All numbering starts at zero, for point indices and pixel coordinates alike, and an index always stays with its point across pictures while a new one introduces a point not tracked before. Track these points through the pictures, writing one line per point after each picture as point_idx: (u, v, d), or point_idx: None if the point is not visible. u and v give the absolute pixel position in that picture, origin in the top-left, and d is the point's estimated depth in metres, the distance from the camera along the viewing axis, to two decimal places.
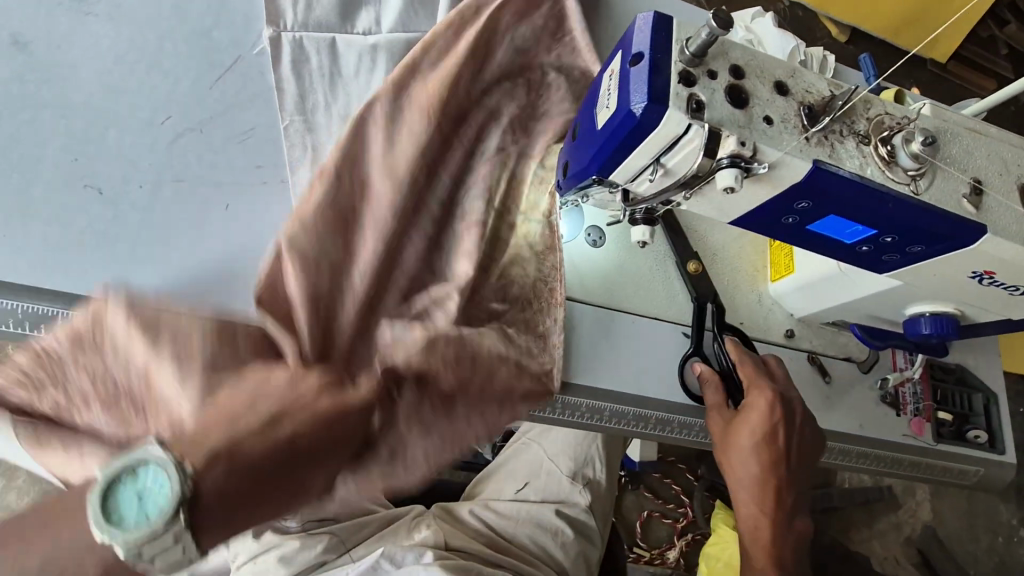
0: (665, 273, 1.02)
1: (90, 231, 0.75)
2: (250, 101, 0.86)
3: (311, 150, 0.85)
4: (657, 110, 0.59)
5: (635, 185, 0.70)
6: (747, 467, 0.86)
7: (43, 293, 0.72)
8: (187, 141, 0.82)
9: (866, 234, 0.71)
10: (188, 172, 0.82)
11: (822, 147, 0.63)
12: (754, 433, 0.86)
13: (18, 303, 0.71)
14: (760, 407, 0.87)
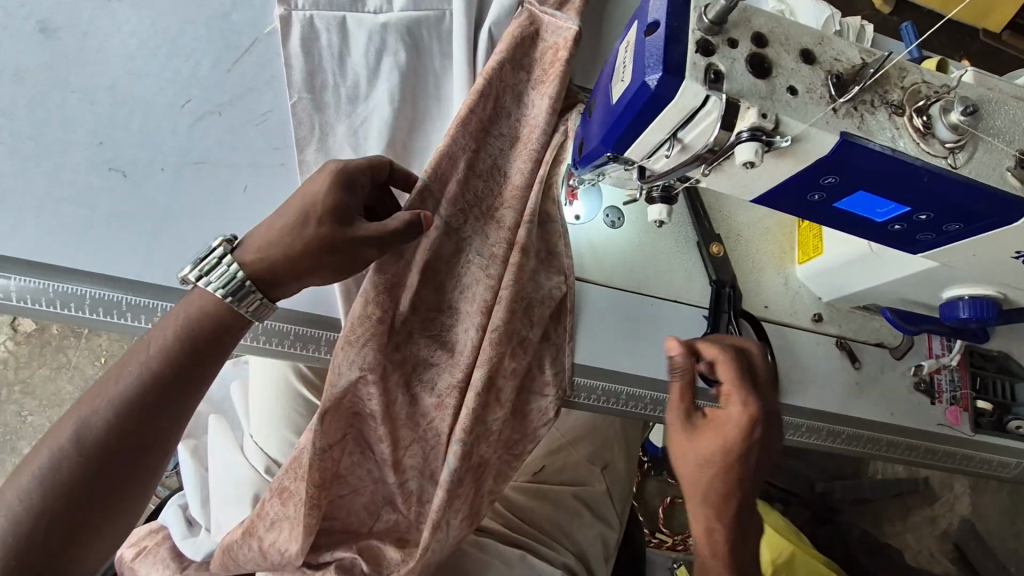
0: (686, 255, 1.00)
1: (115, 214, 0.78)
2: (269, 83, 0.87)
3: (320, 129, 0.86)
4: (672, 82, 0.56)
5: (652, 162, 0.68)
6: (707, 483, 0.66)
7: (69, 273, 0.75)
8: (207, 124, 0.83)
9: (898, 211, 0.67)
10: (208, 154, 0.83)
11: (851, 118, 0.60)
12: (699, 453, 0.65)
13: (46, 283, 0.74)
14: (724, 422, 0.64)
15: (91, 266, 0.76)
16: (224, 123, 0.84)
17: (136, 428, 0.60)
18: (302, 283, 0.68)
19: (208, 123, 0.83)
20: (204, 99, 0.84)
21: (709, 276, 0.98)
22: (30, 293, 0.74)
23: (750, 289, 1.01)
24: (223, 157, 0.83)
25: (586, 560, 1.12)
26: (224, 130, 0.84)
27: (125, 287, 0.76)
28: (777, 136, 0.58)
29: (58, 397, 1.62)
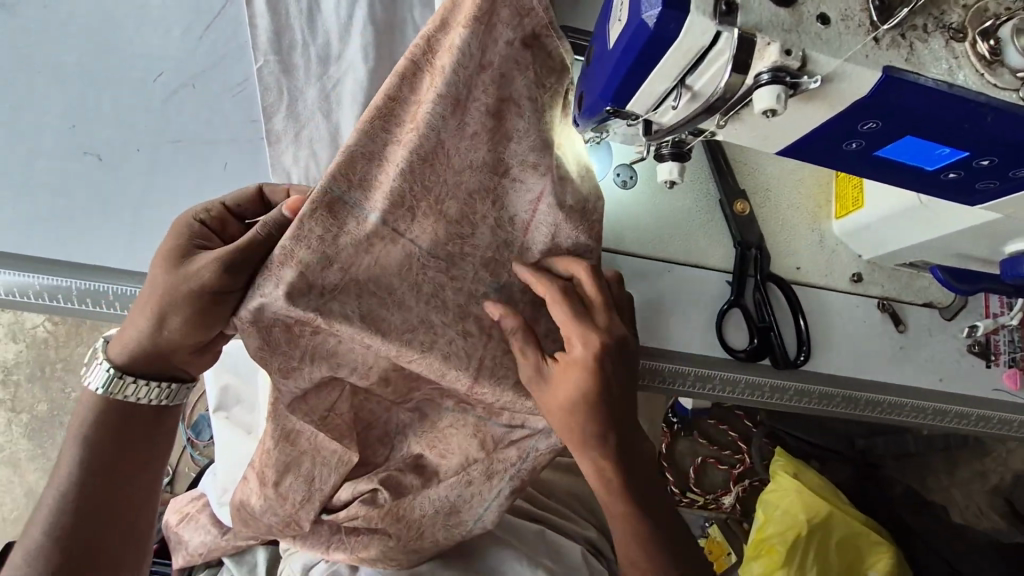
0: (707, 214, 0.91)
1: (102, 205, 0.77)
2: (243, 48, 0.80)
3: (287, 95, 0.81)
4: (674, 20, 0.48)
5: (658, 115, 0.59)
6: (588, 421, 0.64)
7: (58, 266, 0.75)
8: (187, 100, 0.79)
9: (953, 158, 0.57)
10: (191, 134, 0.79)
11: (896, 50, 0.50)
12: (579, 394, 0.63)
13: (33, 277, 0.74)
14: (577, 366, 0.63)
15: (83, 260, 0.77)
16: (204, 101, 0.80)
17: (112, 471, 0.60)
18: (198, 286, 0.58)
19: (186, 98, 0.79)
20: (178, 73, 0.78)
21: (733, 237, 0.90)
22: (19, 288, 0.74)
23: (780, 249, 0.92)
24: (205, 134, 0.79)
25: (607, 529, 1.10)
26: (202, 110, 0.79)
27: (116, 276, 0.77)
28: (805, 76, 0.49)
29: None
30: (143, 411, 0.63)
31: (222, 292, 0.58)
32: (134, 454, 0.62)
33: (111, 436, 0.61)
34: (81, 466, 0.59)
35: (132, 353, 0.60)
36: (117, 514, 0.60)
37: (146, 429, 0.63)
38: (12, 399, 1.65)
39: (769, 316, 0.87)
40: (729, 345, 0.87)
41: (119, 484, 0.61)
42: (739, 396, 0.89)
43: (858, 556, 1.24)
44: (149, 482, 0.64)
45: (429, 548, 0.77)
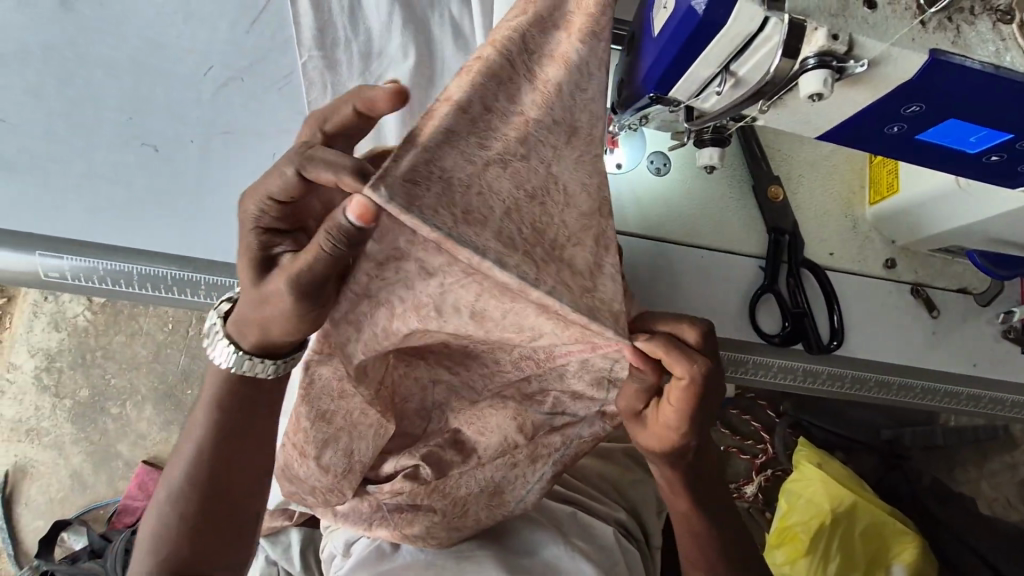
0: (740, 200, 0.92)
1: (165, 191, 0.79)
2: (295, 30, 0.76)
3: (331, 88, 0.84)
4: (724, 6, 0.49)
5: (700, 101, 0.60)
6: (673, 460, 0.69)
7: (125, 252, 0.77)
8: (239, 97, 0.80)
9: (996, 140, 0.58)
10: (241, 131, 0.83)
11: (943, 32, 0.51)
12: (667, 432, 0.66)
13: (98, 262, 0.76)
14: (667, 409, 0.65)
15: (144, 244, 0.77)
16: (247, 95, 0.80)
17: (224, 436, 0.60)
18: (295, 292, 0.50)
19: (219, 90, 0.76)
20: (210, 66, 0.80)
21: (766, 223, 0.91)
22: (86, 273, 0.76)
23: (813, 235, 0.93)
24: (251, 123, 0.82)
25: (637, 513, 1.12)
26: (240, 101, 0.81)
27: (168, 261, 0.78)
28: (851, 60, 0.50)
29: (138, 361, 1.74)
30: (261, 384, 0.61)
31: (314, 304, 0.52)
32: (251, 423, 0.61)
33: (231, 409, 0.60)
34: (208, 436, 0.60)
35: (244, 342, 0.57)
36: (221, 493, 0.61)
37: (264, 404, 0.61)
38: (56, 384, 1.72)
39: (802, 303, 0.88)
40: (762, 330, 0.88)
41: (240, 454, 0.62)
42: (771, 379, 0.90)
43: (883, 546, 1.23)
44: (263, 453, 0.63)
45: (471, 526, 0.80)
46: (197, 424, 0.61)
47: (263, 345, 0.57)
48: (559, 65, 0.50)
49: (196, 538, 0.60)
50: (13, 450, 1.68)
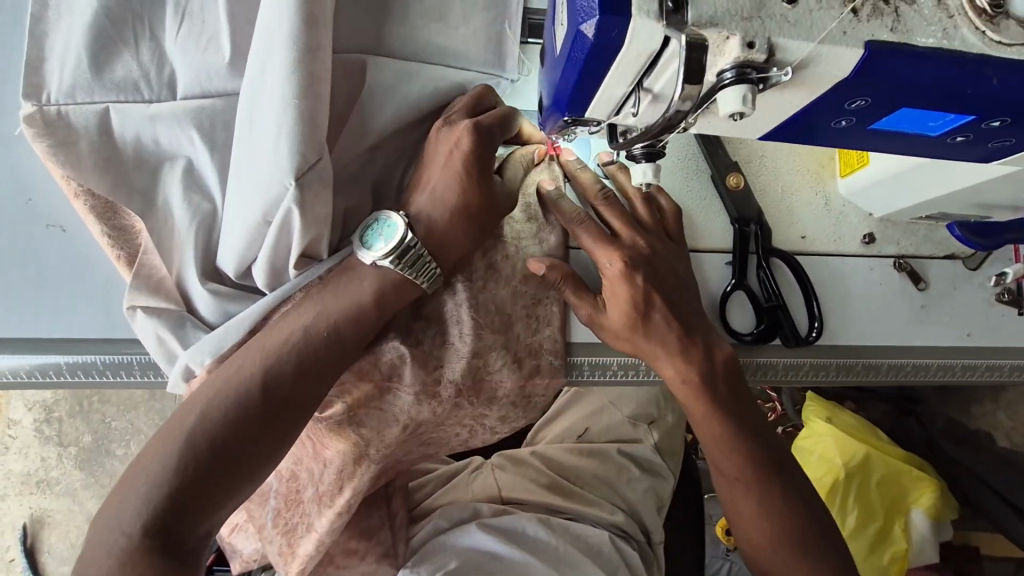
0: (700, 194, 0.86)
1: (93, 283, 0.77)
2: (259, 30, 0.61)
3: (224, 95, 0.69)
4: (616, 27, 0.41)
5: (620, 120, 0.54)
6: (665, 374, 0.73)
7: (65, 345, 0.75)
8: (118, 127, 0.64)
9: (959, 122, 0.51)
10: (104, 177, 0.65)
11: (880, 19, 0.43)
12: (624, 306, 0.70)
13: (54, 357, 0.75)
14: (612, 278, 0.70)
15: (91, 335, 0.76)
16: (133, 132, 0.65)
17: (228, 424, 0.59)
18: (303, 310, 0.65)
19: (89, 115, 0.63)
20: (24, 75, 0.62)
21: (730, 215, 0.84)
22: (40, 368, 0.76)
23: (782, 219, 0.86)
24: (162, 189, 0.67)
25: (639, 516, 1.09)
26: (108, 154, 0.65)
27: (86, 346, 0.76)
28: (772, 68, 0.43)
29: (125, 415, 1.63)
30: (255, 380, 0.61)
31: None
32: (245, 439, 0.60)
33: (222, 415, 0.59)
34: (180, 449, 0.58)
35: (289, 329, 0.64)
36: (228, 462, 0.59)
37: (269, 428, 0.61)
38: (58, 434, 1.66)
39: (775, 295, 0.81)
40: (733, 329, 0.82)
41: (217, 474, 0.58)
42: (752, 378, 0.85)
43: (901, 492, 1.20)
44: (228, 478, 0.59)
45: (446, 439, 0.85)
46: (199, 407, 0.60)
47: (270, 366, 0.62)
48: (492, 118, 0.68)
49: (204, 494, 0.58)
50: (28, 502, 1.62)
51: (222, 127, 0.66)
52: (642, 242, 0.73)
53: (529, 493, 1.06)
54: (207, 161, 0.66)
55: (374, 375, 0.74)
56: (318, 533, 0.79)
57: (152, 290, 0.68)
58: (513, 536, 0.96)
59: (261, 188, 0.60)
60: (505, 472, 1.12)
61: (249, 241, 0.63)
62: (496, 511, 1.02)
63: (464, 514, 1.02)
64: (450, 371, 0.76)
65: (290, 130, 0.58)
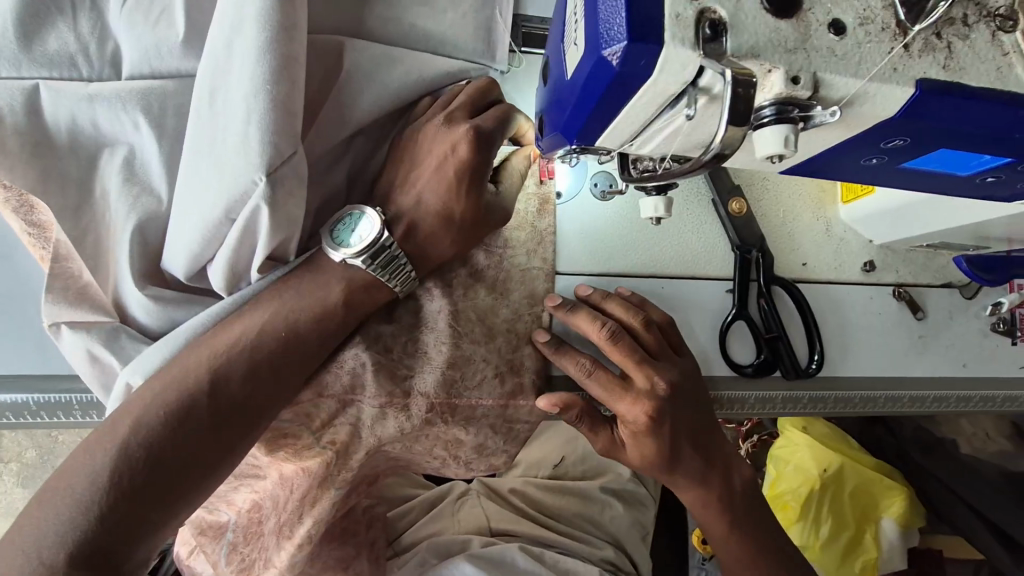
0: (700, 216, 0.82)
1: (26, 300, 0.70)
2: (226, 4, 0.53)
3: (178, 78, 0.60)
4: (646, 55, 0.35)
5: (634, 148, 0.48)
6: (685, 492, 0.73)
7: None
8: (50, 109, 0.55)
9: (994, 164, 0.47)
10: (33, 163, 0.55)
11: (931, 54, 0.39)
12: (649, 452, 0.67)
13: None
14: (640, 428, 0.65)
15: (26, 366, 0.69)
16: (65, 114, 0.56)
17: (171, 436, 0.50)
18: (259, 311, 0.57)
19: (15, 93, 0.54)
20: None
21: (730, 240, 0.80)
22: None
23: (783, 245, 0.83)
24: (100, 180, 0.58)
25: (624, 545, 1.06)
26: (37, 138, 0.56)
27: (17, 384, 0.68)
28: (817, 105, 0.38)
29: (49, 438, 1.41)
30: (206, 386, 0.52)
31: None
32: (190, 453, 0.51)
33: (164, 426, 0.50)
34: (111, 463, 0.48)
35: (245, 330, 0.55)
36: (172, 481, 0.50)
37: (222, 440, 0.53)
38: None
39: (778, 325, 0.78)
40: (733, 359, 0.79)
41: (157, 496, 0.49)
42: (750, 410, 0.82)
43: (870, 497, 1.12)
44: (169, 500, 0.49)
45: (426, 468, 0.78)
46: (132, 415, 0.50)
47: (221, 369, 0.53)
48: (497, 120, 0.61)
49: (140, 519, 0.48)
50: None
51: (174, 111, 0.57)
52: (663, 382, 0.65)
53: (517, 523, 1.02)
54: (154, 150, 0.57)
55: (331, 389, 0.64)
56: (276, 569, 0.70)
57: (75, 299, 0.59)
58: (503, 567, 0.91)
59: (222, 179, 0.52)
60: (491, 502, 1.07)
61: (206, 239, 0.55)
62: (486, 542, 0.97)
63: (451, 547, 0.96)
64: (419, 381, 0.66)
65: (260, 118, 0.51)
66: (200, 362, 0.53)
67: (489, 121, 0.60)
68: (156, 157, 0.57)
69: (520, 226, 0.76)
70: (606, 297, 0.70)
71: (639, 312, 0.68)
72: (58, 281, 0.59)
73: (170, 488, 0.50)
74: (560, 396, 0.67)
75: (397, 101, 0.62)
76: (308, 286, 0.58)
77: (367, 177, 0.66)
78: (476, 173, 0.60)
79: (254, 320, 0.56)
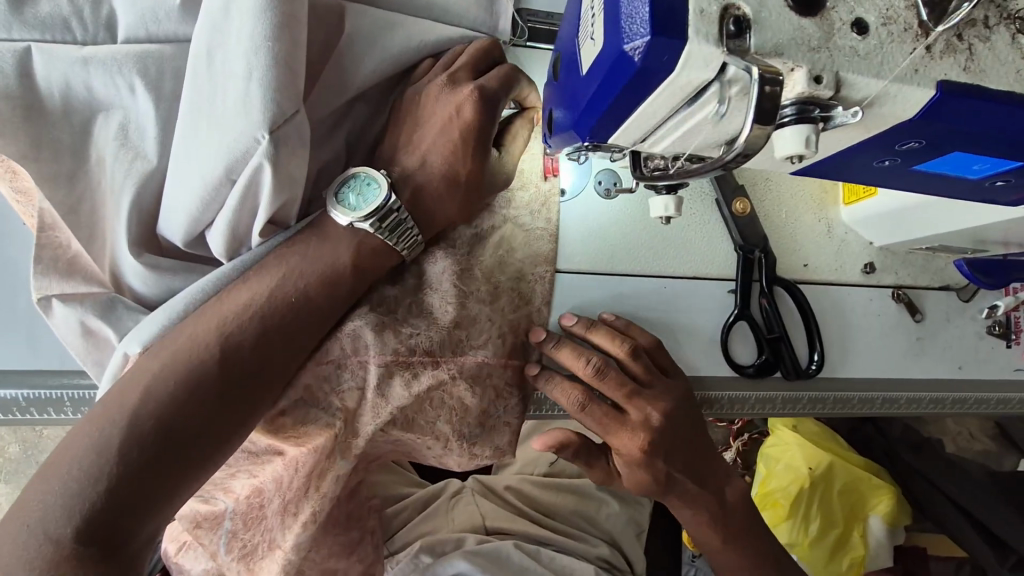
0: (703, 214, 0.81)
1: (19, 292, 0.70)
2: None
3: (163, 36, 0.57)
4: (668, 51, 0.34)
5: (647, 146, 0.48)
6: (684, 513, 0.73)
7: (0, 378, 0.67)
8: (42, 74, 0.52)
9: (1004, 168, 0.47)
10: (24, 129, 0.53)
11: (953, 57, 0.38)
12: (645, 483, 0.69)
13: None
14: (636, 462, 0.67)
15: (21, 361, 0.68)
16: (59, 78, 0.53)
17: (180, 404, 0.49)
18: (264, 275, 0.55)
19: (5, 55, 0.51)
20: None
21: (733, 240, 0.80)
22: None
23: (786, 246, 0.83)
24: (95, 147, 0.56)
25: (619, 546, 1.06)
26: (28, 102, 0.53)
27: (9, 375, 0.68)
28: (838, 106, 0.38)
29: (34, 433, 1.37)
30: (215, 354, 0.51)
31: None
32: (199, 423, 0.50)
33: (174, 397, 0.49)
34: (122, 434, 0.47)
35: (252, 296, 0.54)
36: (182, 453, 0.48)
37: (232, 410, 0.51)
38: None
39: (780, 328, 0.78)
40: (734, 360, 0.79)
41: (169, 468, 0.48)
42: (751, 411, 0.81)
43: (861, 497, 1.13)
44: (181, 474, 0.48)
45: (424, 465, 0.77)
46: (140, 384, 0.49)
47: (229, 337, 0.52)
48: (500, 81, 0.60)
49: (152, 490, 0.47)
50: None
51: (171, 75, 0.55)
52: (655, 414, 0.66)
53: (513, 522, 1.02)
54: (150, 115, 0.55)
55: (330, 353, 0.61)
56: (283, 550, 0.66)
57: (65, 269, 0.59)
58: (499, 566, 0.91)
59: (223, 135, 0.51)
60: (486, 499, 1.06)
61: (205, 203, 0.54)
62: (482, 540, 0.96)
63: (447, 546, 0.95)
64: (419, 336, 0.63)
65: (261, 75, 0.49)
66: (207, 329, 0.52)
67: (491, 81, 0.60)
68: (150, 123, 0.55)
69: (523, 184, 0.73)
70: (591, 327, 0.69)
71: (626, 341, 0.68)
72: (45, 251, 0.59)
73: (181, 459, 0.48)
74: (552, 438, 0.68)
75: (398, 66, 0.61)
76: (315, 250, 0.56)
77: (367, 142, 0.65)
78: (479, 134, 0.60)
79: (261, 284, 0.54)
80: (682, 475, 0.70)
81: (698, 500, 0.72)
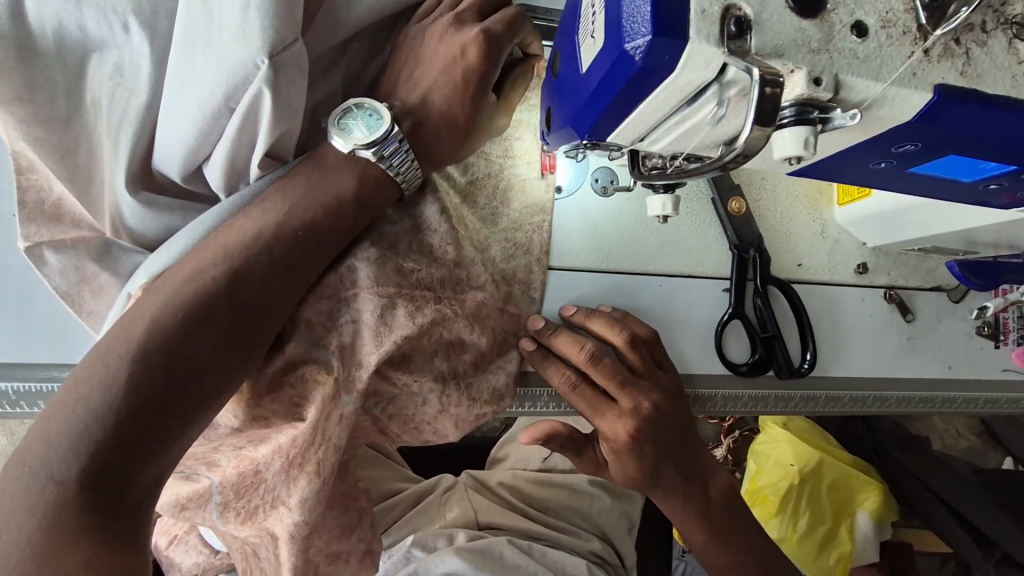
0: (698, 213, 0.82)
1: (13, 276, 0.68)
2: None
3: None
4: (670, 50, 0.34)
5: (645, 145, 0.48)
6: (672, 510, 0.73)
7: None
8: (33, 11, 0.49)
9: (998, 171, 0.47)
10: (15, 70, 0.50)
11: (950, 61, 0.39)
12: (631, 470, 0.68)
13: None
14: (625, 448, 0.67)
15: (11, 356, 0.66)
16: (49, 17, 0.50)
17: (183, 338, 0.48)
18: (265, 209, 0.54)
19: None
20: None
21: (729, 240, 0.80)
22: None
23: (781, 246, 0.83)
24: (89, 89, 0.53)
25: (611, 540, 1.07)
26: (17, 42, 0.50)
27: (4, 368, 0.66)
28: (836, 108, 0.38)
29: (22, 426, 1.34)
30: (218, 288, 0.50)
31: None
32: (204, 360, 0.49)
33: (179, 330, 0.48)
34: (127, 369, 0.46)
35: (254, 229, 0.53)
36: (187, 389, 0.48)
37: (236, 346, 0.51)
38: None
39: (773, 327, 0.78)
40: (728, 360, 0.79)
41: (174, 404, 0.47)
42: (743, 409, 0.82)
43: (849, 494, 1.14)
44: (188, 411, 0.48)
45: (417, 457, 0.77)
46: (144, 318, 0.48)
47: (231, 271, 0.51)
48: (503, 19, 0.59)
49: (159, 425, 0.46)
50: None
51: (166, 14, 0.52)
52: (646, 403, 0.67)
53: (505, 517, 1.02)
54: (144, 53, 0.52)
55: (329, 289, 0.59)
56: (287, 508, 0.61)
57: (51, 214, 0.59)
58: (490, 560, 0.91)
59: (221, 57, 0.50)
60: (479, 494, 1.07)
61: (202, 132, 0.53)
62: (474, 536, 0.96)
63: (438, 542, 0.95)
64: (423, 272, 0.61)
65: (259, 4, 0.49)
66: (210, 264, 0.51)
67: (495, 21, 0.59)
68: (144, 66, 0.53)
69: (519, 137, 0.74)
70: (590, 314, 0.71)
71: (625, 329, 0.69)
72: (29, 193, 0.58)
73: (185, 395, 0.48)
74: (536, 434, 0.70)
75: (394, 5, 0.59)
76: (315, 185, 0.56)
77: (365, 82, 0.63)
78: (480, 74, 0.59)
79: (262, 218, 0.54)
80: (673, 469, 0.70)
81: (687, 496, 0.72)
